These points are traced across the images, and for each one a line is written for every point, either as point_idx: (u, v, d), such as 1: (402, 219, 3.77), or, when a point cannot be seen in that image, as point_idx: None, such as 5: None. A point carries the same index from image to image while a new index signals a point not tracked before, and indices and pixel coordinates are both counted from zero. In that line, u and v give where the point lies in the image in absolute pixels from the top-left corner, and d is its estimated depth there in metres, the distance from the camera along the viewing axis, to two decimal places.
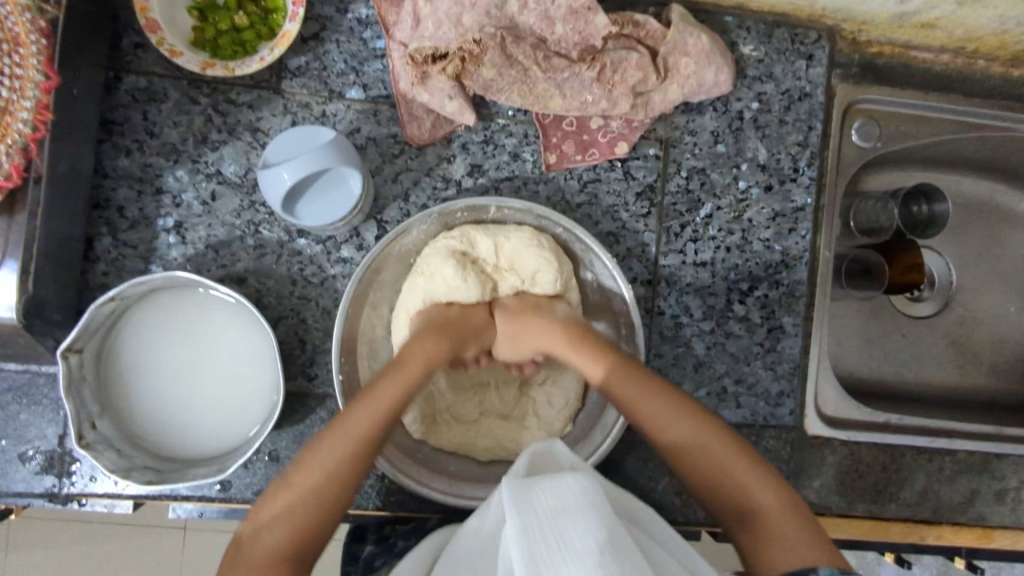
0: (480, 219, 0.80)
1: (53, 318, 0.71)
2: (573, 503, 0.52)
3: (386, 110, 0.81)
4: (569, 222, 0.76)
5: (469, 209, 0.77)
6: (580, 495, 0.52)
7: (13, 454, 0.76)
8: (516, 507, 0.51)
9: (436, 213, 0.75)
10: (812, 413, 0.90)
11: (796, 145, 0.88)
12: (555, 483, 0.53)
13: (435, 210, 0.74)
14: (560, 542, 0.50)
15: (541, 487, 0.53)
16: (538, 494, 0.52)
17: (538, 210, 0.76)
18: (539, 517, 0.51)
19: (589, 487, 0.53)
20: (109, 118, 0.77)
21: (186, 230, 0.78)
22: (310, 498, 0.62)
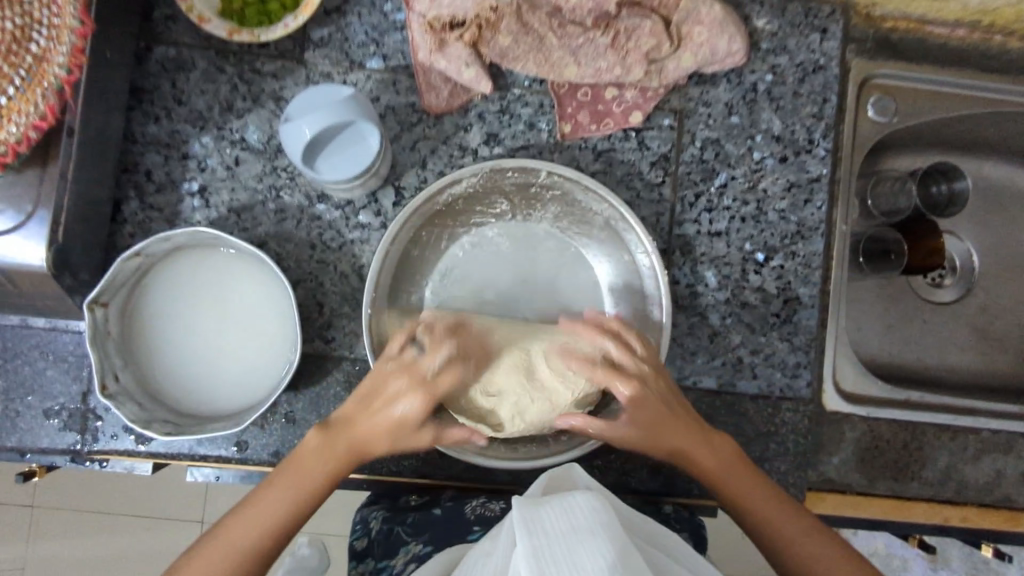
0: (530, 183, 0.79)
1: (80, 275, 0.74)
2: (584, 524, 0.54)
3: (405, 81, 0.83)
4: (616, 199, 0.75)
5: (520, 170, 0.77)
6: (588, 516, 0.54)
7: (39, 409, 0.77)
8: (525, 528, 0.54)
9: (487, 167, 0.75)
10: (830, 388, 0.89)
11: (811, 116, 0.88)
12: (564, 505, 0.56)
13: (487, 165, 0.75)
14: (568, 561, 0.52)
15: (549, 510, 0.55)
16: (549, 514, 0.55)
17: (587, 181, 0.75)
18: (547, 538, 0.53)
19: (595, 507, 0.55)
20: (140, 86, 0.80)
21: (209, 194, 0.80)
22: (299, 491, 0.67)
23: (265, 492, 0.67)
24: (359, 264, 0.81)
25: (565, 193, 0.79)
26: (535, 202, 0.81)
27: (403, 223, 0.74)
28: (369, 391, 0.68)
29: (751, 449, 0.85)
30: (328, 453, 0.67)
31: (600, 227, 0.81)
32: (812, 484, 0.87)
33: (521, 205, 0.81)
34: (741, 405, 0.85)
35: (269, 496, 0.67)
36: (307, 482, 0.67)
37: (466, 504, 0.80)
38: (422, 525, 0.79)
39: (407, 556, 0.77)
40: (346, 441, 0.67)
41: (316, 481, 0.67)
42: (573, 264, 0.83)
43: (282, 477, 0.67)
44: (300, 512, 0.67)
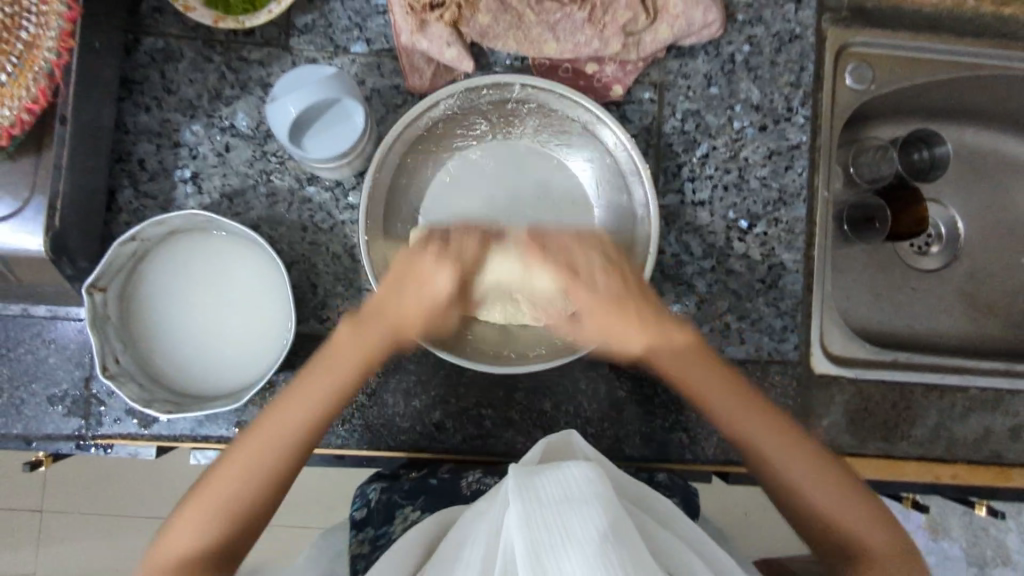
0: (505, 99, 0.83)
1: (78, 262, 0.76)
2: (579, 494, 0.53)
3: (389, 64, 0.85)
4: (590, 100, 0.80)
5: (495, 87, 0.81)
6: (585, 487, 0.53)
7: (42, 396, 0.79)
8: (521, 495, 0.52)
9: (463, 86, 0.80)
10: (818, 351, 0.91)
11: (789, 85, 0.89)
12: (560, 472, 0.54)
13: (462, 83, 0.80)
14: (560, 529, 0.51)
15: (546, 477, 0.54)
16: (544, 483, 0.54)
17: (561, 89, 0.80)
18: (541, 504, 0.52)
19: (593, 478, 0.54)
20: (130, 78, 0.82)
21: (201, 180, 0.82)
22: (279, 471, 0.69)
23: (261, 426, 0.69)
24: (351, 245, 0.83)
25: (539, 105, 0.84)
26: (512, 118, 0.85)
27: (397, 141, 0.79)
28: (401, 270, 0.72)
29: None
30: (312, 391, 0.71)
31: (577, 134, 0.85)
32: None
33: (499, 124, 0.86)
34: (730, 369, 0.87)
35: (274, 420, 0.70)
36: (322, 393, 0.71)
37: (463, 477, 0.82)
38: (418, 492, 0.81)
39: (405, 522, 0.79)
40: (323, 382, 0.72)
41: (321, 393, 0.71)
42: (556, 172, 0.87)
43: (284, 410, 0.70)
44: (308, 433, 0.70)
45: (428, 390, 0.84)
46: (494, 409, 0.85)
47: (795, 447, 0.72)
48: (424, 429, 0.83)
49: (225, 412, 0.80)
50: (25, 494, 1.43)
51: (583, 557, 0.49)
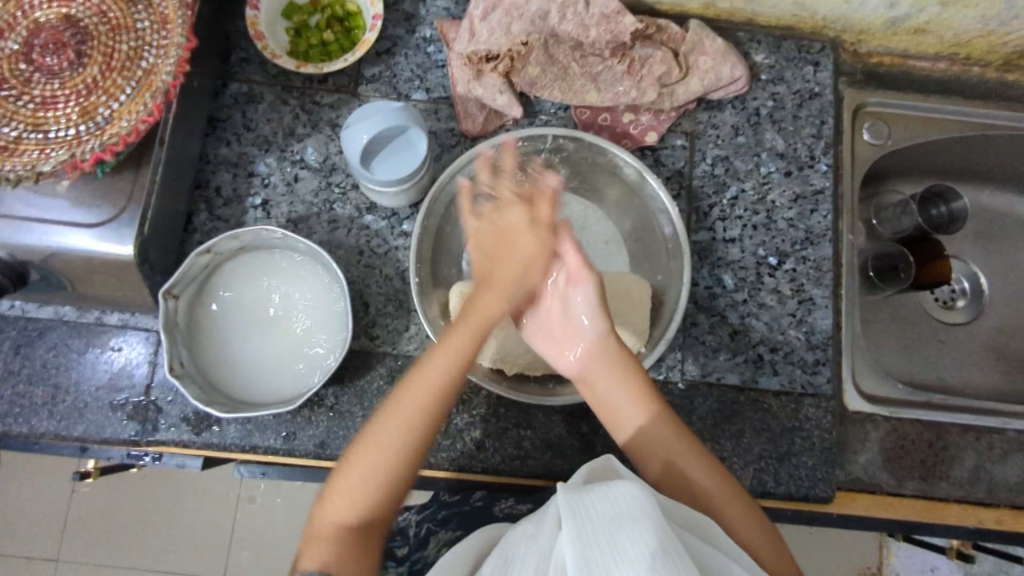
0: (539, 149, 0.89)
1: (156, 273, 0.82)
2: (629, 512, 0.53)
3: (445, 109, 0.94)
4: (615, 147, 0.85)
5: (529, 139, 0.87)
6: (633, 504, 0.53)
7: (106, 401, 0.83)
8: (569, 511, 0.54)
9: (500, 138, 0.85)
10: (850, 389, 0.94)
11: (811, 136, 0.97)
12: (608, 489, 0.55)
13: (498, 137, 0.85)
14: (612, 547, 0.51)
15: (595, 495, 0.55)
16: (593, 501, 0.55)
17: (589, 138, 0.85)
18: (592, 523, 0.53)
19: (642, 497, 0.54)
20: (215, 116, 0.92)
21: (271, 207, 0.90)
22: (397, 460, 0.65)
23: (380, 429, 0.66)
24: (403, 269, 0.89)
25: (573, 154, 0.90)
26: (548, 165, 0.92)
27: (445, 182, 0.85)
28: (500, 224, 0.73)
29: (777, 444, 0.87)
30: (409, 403, 0.66)
31: (610, 181, 0.91)
32: (841, 483, 0.89)
33: (534, 172, 0.92)
34: (765, 400, 0.89)
35: (393, 415, 0.66)
36: (451, 366, 0.68)
37: (496, 501, 0.84)
38: (450, 519, 0.84)
39: (438, 544, 0.81)
40: (448, 356, 0.68)
41: (422, 386, 0.67)
42: (589, 215, 0.92)
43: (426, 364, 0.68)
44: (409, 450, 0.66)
45: (468, 410, 0.86)
46: (533, 430, 0.87)
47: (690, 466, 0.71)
48: (464, 447, 0.85)
49: (275, 423, 0.83)
50: (43, 541, 1.41)
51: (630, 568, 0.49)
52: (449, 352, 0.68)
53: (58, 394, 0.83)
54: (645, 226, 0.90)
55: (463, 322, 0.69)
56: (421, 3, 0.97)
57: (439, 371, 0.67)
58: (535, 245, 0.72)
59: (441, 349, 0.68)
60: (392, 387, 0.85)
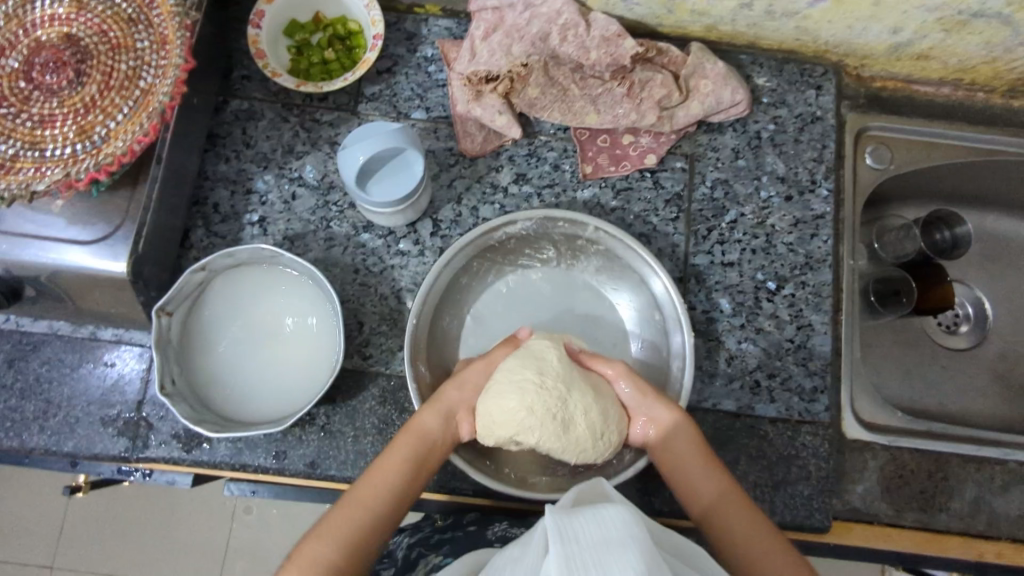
0: (576, 234, 0.87)
1: (151, 289, 0.82)
2: (614, 534, 0.54)
3: (444, 129, 0.94)
4: (648, 256, 0.84)
5: (570, 222, 0.86)
6: (619, 526, 0.55)
7: (97, 416, 0.83)
8: (557, 532, 0.55)
9: (541, 215, 0.85)
10: (849, 416, 0.92)
11: (812, 160, 0.96)
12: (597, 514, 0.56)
13: (541, 212, 0.84)
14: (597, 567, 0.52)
15: (582, 517, 0.57)
16: (580, 523, 0.56)
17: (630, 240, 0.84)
18: (579, 543, 0.54)
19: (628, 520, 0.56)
20: (215, 133, 0.92)
21: (268, 224, 0.90)
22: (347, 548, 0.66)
23: (330, 518, 0.68)
24: (398, 288, 0.89)
25: (608, 250, 0.88)
26: (581, 251, 0.90)
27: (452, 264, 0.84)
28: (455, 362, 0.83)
29: (773, 473, 0.86)
30: (361, 495, 0.70)
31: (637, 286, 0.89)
32: (838, 513, 0.88)
33: (566, 254, 0.91)
34: (761, 427, 0.87)
35: (342, 509, 0.68)
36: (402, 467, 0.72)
37: (490, 526, 0.81)
38: (441, 542, 0.81)
39: (426, 567, 0.78)
40: (405, 454, 0.73)
41: (378, 480, 0.71)
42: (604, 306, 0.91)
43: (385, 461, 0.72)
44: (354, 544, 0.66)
45: None
46: None
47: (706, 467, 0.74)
48: (455, 470, 0.85)
49: (265, 441, 0.83)
50: (39, 547, 1.41)
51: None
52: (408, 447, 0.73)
53: (50, 409, 0.83)
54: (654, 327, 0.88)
55: (405, 431, 0.74)
56: (423, 23, 0.97)
57: (395, 465, 0.72)
58: (480, 388, 0.79)
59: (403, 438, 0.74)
60: (384, 408, 0.85)
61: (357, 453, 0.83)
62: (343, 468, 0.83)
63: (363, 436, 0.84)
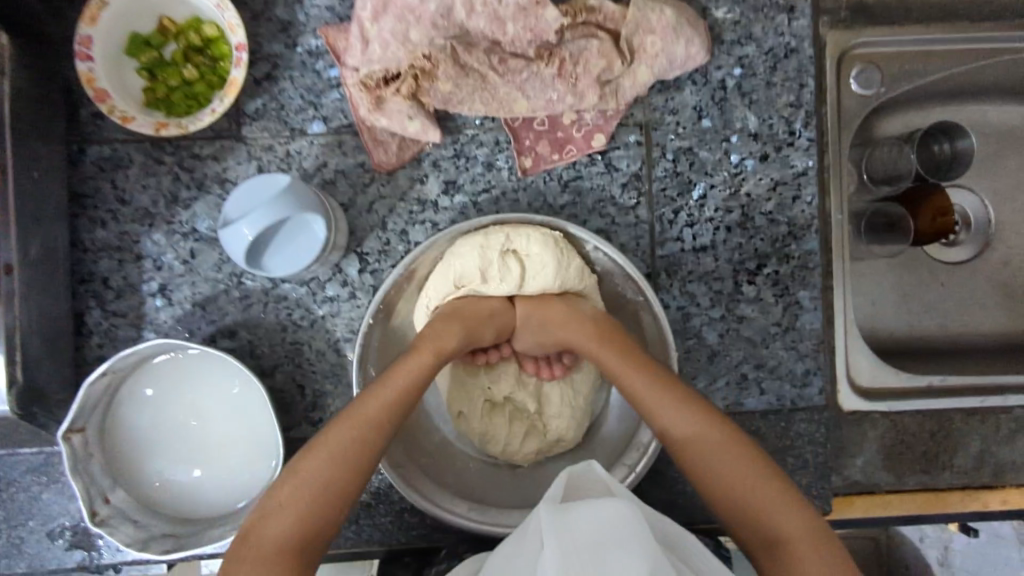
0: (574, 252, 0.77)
1: (54, 402, 0.72)
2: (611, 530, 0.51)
3: (350, 140, 0.79)
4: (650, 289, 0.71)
5: (569, 238, 0.75)
6: (615, 524, 0.51)
7: (41, 533, 0.77)
8: (551, 529, 0.51)
9: (539, 220, 0.73)
10: (844, 387, 0.85)
11: (788, 106, 0.81)
12: (592, 505, 0.53)
13: (539, 219, 0.73)
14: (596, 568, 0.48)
15: (576, 512, 0.52)
16: (574, 519, 0.52)
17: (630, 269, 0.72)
18: (573, 540, 0.50)
19: (625, 515, 0.52)
20: (79, 192, 0.77)
21: (171, 292, 0.78)
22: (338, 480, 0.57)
23: (282, 498, 0.55)
24: (335, 340, 0.79)
25: (606, 274, 0.77)
26: None
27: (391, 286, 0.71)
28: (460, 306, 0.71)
29: None
30: (357, 421, 0.60)
31: (626, 318, 0.79)
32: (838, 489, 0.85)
33: None
34: (752, 423, 0.82)
35: (340, 427, 0.59)
36: (373, 419, 0.60)
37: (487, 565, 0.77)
38: None
39: None
40: (414, 372, 0.64)
41: (376, 405, 0.61)
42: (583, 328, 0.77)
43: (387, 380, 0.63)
44: (346, 479, 0.57)
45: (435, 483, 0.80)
46: None
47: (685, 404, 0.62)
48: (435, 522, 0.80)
49: None
50: None
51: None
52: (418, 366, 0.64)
53: None
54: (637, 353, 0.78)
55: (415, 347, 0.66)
56: (297, 5, 0.78)
57: (403, 381, 0.63)
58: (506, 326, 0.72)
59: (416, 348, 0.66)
60: None
61: None
62: None
63: None
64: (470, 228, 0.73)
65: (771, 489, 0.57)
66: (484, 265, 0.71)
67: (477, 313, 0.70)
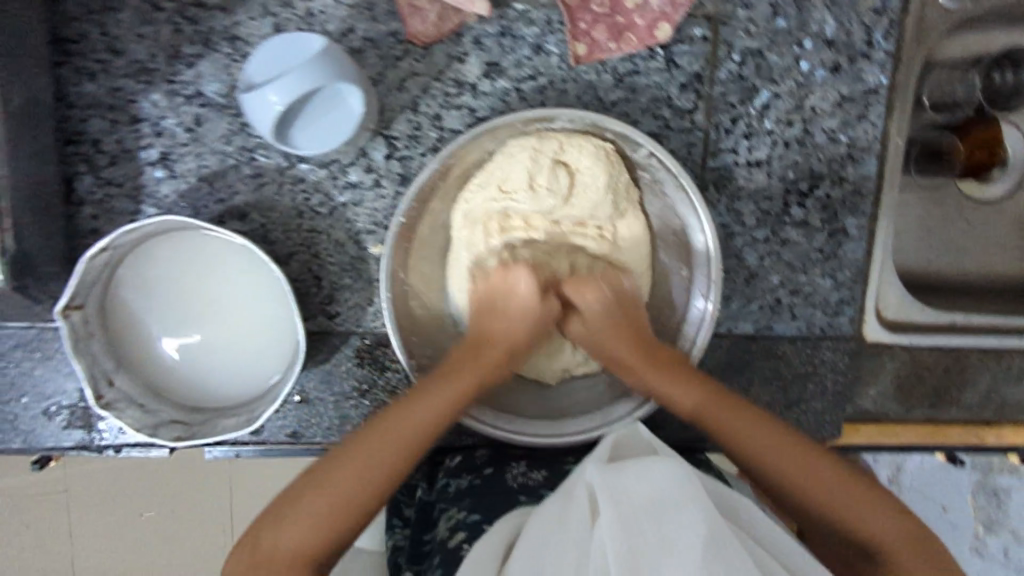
0: (626, 156, 0.70)
1: (44, 274, 0.65)
2: (669, 496, 0.49)
3: (382, 4, 0.69)
4: (703, 202, 0.66)
5: (620, 136, 0.67)
6: (672, 486, 0.50)
7: (36, 409, 0.73)
8: (604, 493, 0.50)
9: (589, 118, 0.65)
10: (873, 318, 0.82)
11: (872, 12, 0.74)
12: (641, 467, 0.52)
13: (590, 115, 0.65)
14: (660, 537, 0.47)
15: (629, 475, 0.51)
16: (628, 484, 0.50)
17: (682, 179, 0.66)
18: (631, 507, 0.49)
19: (680, 474, 0.51)
20: (62, 35, 0.67)
21: (173, 163, 0.70)
22: (346, 509, 0.57)
23: (301, 511, 0.56)
24: (356, 231, 0.73)
25: (655, 181, 0.70)
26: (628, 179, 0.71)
27: (430, 176, 0.66)
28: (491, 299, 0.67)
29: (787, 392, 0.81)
30: (374, 466, 0.59)
31: (671, 234, 0.72)
32: (849, 417, 0.85)
33: None
34: (779, 347, 0.80)
35: (354, 456, 0.59)
36: (395, 442, 0.60)
37: (508, 470, 0.74)
38: (462, 495, 0.72)
39: (450, 523, 0.69)
40: (437, 400, 0.62)
41: (404, 429, 0.60)
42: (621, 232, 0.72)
43: (398, 414, 0.61)
44: (354, 499, 0.57)
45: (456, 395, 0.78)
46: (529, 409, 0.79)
47: (752, 423, 0.64)
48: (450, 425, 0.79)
49: None
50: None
51: (684, 560, 0.45)
52: (436, 396, 0.62)
53: None
54: (681, 263, 0.72)
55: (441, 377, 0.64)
56: None
57: (425, 415, 0.61)
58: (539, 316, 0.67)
59: (443, 372, 0.64)
60: (363, 369, 0.75)
61: (341, 419, 0.75)
62: (327, 434, 0.75)
63: (343, 400, 0.75)
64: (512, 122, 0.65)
65: (805, 457, 0.62)
66: (534, 172, 0.66)
67: (513, 311, 0.66)
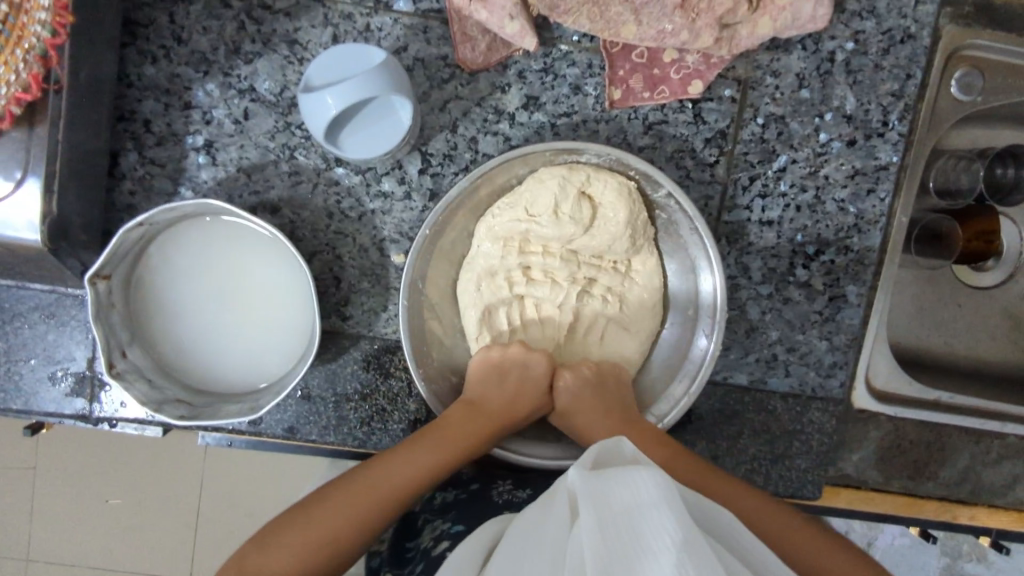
0: (648, 197, 0.73)
1: (78, 239, 0.67)
2: (648, 498, 0.45)
3: (437, 28, 0.73)
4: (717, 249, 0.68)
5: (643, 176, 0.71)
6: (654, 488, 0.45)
7: (43, 372, 0.74)
8: (586, 499, 0.47)
9: (616, 155, 0.69)
10: (861, 387, 0.86)
11: (890, 95, 0.78)
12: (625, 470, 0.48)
13: (615, 151, 0.68)
14: (634, 541, 0.43)
15: (613, 480, 0.47)
16: (610, 489, 0.47)
17: (699, 223, 0.69)
18: (611, 511, 0.45)
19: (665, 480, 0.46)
20: (133, 19, 0.70)
21: (216, 151, 0.72)
22: (324, 547, 0.59)
23: (290, 539, 0.59)
24: (380, 238, 0.75)
25: (670, 223, 0.73)
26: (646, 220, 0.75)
27: (459, 195, 0.68)
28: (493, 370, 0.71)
29: (774, 447, 0.82)
30: (354, 503, 0.62)
31: (682, 277, 0.75)
32: (830, 480, 0.86)
33: None
34: (770, 402, 0.82)
35: (338, 498, 0.62)
36: (384, 485, 0.63)
37: (494, 486, 0.75)
38: (449, 508, 0.74)
39: (435, 534, 0.70)
40: (427, 456, 0.66)
41: (387, 488, 0.63)
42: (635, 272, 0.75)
43: (385, 464, 0.65)
44: (331, 552, 0.59)
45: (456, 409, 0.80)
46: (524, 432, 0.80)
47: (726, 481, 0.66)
48: None
49: None
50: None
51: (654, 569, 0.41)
52: (422, 450, 0.66)
53: None
54: (688, 303, 0.75)
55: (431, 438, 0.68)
56: None
57: (408, 473, 0.65)
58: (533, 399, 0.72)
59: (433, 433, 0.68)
60: (368, 372, 0.76)
61: (338, 419, 0.76)
62: (323, 433, 0.76)
63: (344, 401, 0.76)
64: (542, 151, 0.68)
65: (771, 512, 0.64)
66: (559, 199, 0.69)
67: (519, 385, 0.72)
